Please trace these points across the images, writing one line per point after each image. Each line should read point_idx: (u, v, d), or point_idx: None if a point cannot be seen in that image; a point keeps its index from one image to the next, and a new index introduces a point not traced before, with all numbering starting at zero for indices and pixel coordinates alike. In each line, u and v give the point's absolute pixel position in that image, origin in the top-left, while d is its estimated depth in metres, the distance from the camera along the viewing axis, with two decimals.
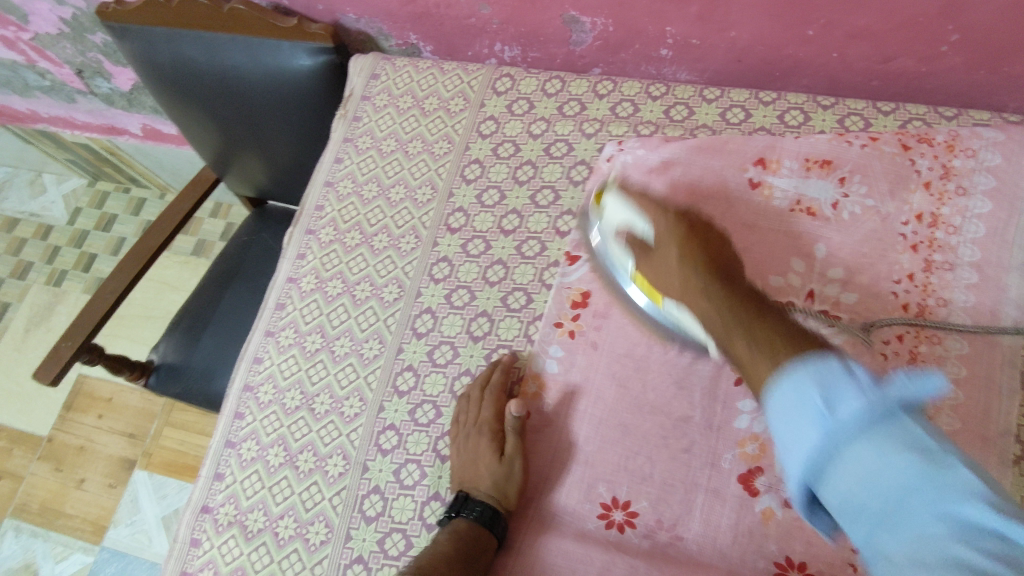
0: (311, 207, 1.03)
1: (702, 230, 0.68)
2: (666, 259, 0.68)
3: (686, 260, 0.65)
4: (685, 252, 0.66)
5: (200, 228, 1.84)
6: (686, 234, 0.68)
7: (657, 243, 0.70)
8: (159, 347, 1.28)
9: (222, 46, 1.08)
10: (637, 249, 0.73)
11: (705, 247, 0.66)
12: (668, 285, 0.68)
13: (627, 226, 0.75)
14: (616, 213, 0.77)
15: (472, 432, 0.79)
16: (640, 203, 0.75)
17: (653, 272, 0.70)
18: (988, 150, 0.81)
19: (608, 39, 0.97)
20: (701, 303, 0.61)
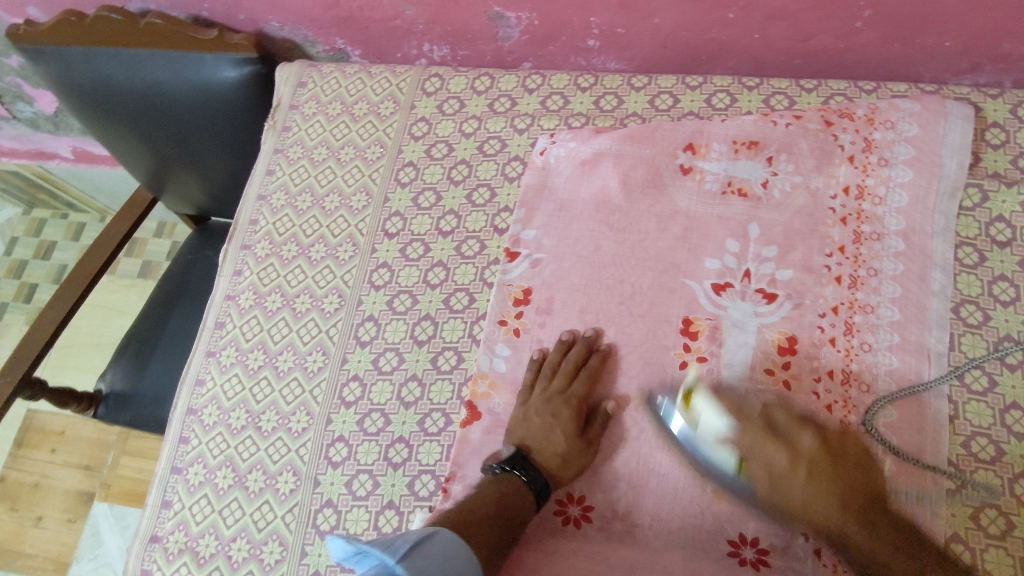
0: (245, 221, 1.01)
1: (841, 457, 0.64)
2: (792, 491, 0.63)
3: (827, 499, 0.62)
4: (819, 487, 0.62)
5: (145, 249, 1.79)
6: (822, 466, 0.63)
7: (773, 473, 0.64)
8: (106, 376, 1.24)
9: (143, 62, 1.05)
10: (746, 466, 0.66)
11: (841, 482, 0.62)
12: (789, 505, 0.64)
13: (730, 439, 0.67)
14: (714, 425, 0.68)
15: (556, 402, 0.77)
16: (747, 416, 0.67)
17: (767, 490, 0.65)
18: (906, 121, 0.83)
19: (535, 33, 0.97)
20: (846, 543, 0.61)
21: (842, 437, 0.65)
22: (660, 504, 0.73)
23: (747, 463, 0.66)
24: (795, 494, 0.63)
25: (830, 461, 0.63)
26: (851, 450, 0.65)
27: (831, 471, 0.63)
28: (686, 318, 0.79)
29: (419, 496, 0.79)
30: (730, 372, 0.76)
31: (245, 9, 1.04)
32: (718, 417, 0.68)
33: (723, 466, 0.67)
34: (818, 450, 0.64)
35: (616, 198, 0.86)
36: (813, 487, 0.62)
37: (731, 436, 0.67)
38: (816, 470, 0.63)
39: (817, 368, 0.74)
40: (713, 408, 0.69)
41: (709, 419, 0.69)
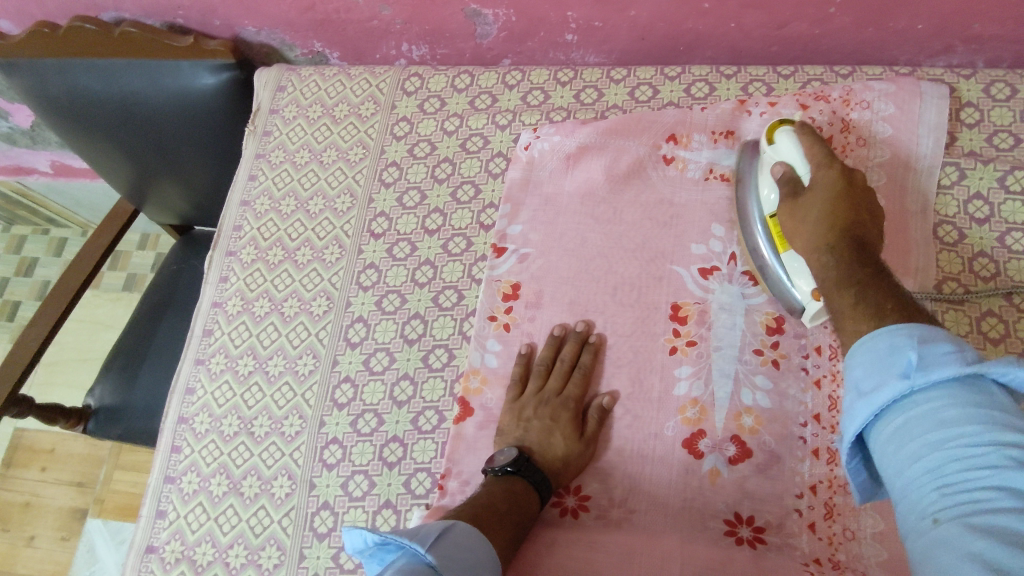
0: (228, 227, 1.00)
1: (867, 207, 0.69)
2: (811, 210, 0.69)
3: (834, 219, 0.67)
4: (834, 210, 0.67)
5: (129, 262, 1.77)
6: (851, 198, 0.68)
7: (809, 188, 0.70)
8: (95, 390, 1.23)
9: (119, 72, 1.04)
10: (786, 188, 0.72)
11: (857, 218, 0.67)
12: (799, 225, 0.69)
13: (789, 165, 0.73)
14: (783, 151, 0.74)
15: (553, 403, 0.77)
16: (815, 148, 0.72)
17: (788, 205, 0.71)
18: (882, 101, 0.84)
19: (513, 29, 0.97)
20: (820, 261, 0.65)
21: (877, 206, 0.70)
22: (656, 489, 0.73)
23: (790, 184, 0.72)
24: (813, 209, 0.69)
25: (858, 199, 0.68)
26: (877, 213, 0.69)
27: (854, 207, 0.67)
28: (674, 304, 0.80)
29: (415, 494, 0.79)
30: (720, 355, 0.77)
31: (220, 15, 1.03)
32: (790, 143, 0.74)
33: (770, 199, 0.75)
34: (854, 187, 0.69)
35: (601, 189, 0.87)
36: (834, 200, 0.68)
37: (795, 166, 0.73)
38: (843, 196, 0.68)
39: (804, 346, 0.76)
40: (789, 139, 0.74)
41: (783, 143, 0.75)
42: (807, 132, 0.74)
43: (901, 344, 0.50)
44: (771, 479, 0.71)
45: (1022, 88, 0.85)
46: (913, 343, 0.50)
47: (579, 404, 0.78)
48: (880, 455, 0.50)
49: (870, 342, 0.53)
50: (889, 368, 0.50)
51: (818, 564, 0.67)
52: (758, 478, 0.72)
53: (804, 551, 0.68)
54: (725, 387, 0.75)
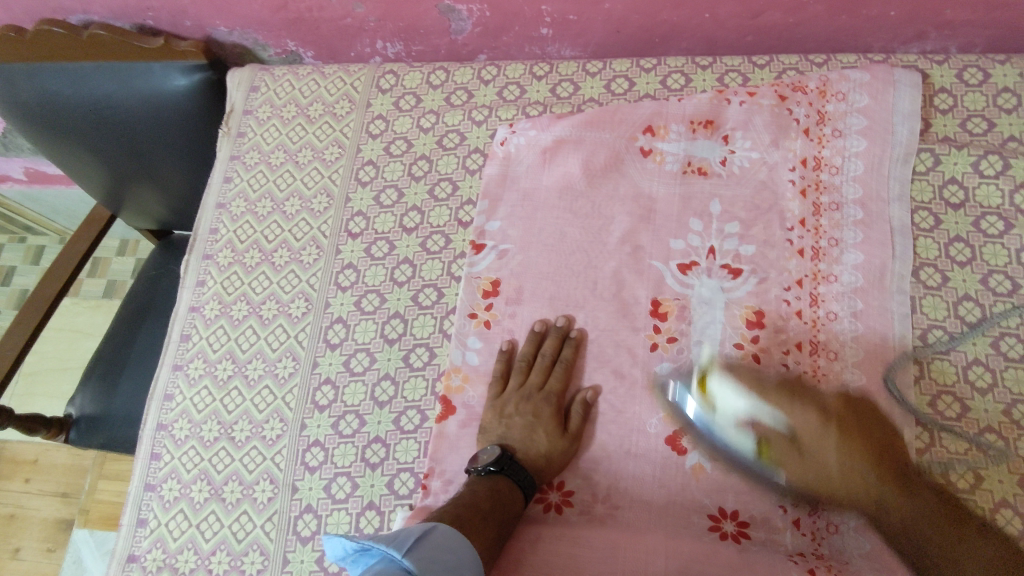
0: (204, 231, 0.99)
1: (854, 412, 0.69)
2: (819, 453, 0.68)
3: (849, 451, 0.67)
4: (841, 442, 0.68)
5: (109, 268, 1.75)
6: (837, 425, 0.68)
7: (801, 447, 0.68)
8: (76, 399, 1.21)
9: (89, 75, 1.03)
10: (770, 433, 0.69)
11: (861, 440, 0.68)
12: (820, 473, 0.67)
13: (750, 415, 0.70)
14: (727, 401, 0.71)
15: (535, 398, 0.77)
16: (763, 390, 0.71)
17: (796, 467, 0.68)
18: (857, 92, 0.84)
19: (487, 24, 0.96)
20: (874, 494, 0.65)
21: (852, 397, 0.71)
22: (639, 483, 0.73)
23: (768, 442, 0.69)
24: (826, 459, 0.67)
25: (842, 413, 0.69)
26: (863, 407, 0.70)
27: (849, 422, 0.69)
28: (655, 299, 0.80)
29: (399, 495, 0.78)
30: (701, 349, 0.77)
31: (191, 15, 1.02)
32: (736, 394, 0.71)
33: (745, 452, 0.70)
34: (829, 404, 0.70)
35: (579, 183, 0.86)
36: (841, 452, 0.67)
37: (755, 418, 0.70)
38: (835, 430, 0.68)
39: (786, 341, 0.75)
40: (732, 391, 0.71)
41: (727, 399, 0.71)
42: (734, 371, 0.72)
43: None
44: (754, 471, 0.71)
45: (994, 72, 0.86)
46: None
47: (561, 399, 0.77)
48: None
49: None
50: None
51: (802, 556, 0.67)
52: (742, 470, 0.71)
53: (788, 545, 0.68)
54: None
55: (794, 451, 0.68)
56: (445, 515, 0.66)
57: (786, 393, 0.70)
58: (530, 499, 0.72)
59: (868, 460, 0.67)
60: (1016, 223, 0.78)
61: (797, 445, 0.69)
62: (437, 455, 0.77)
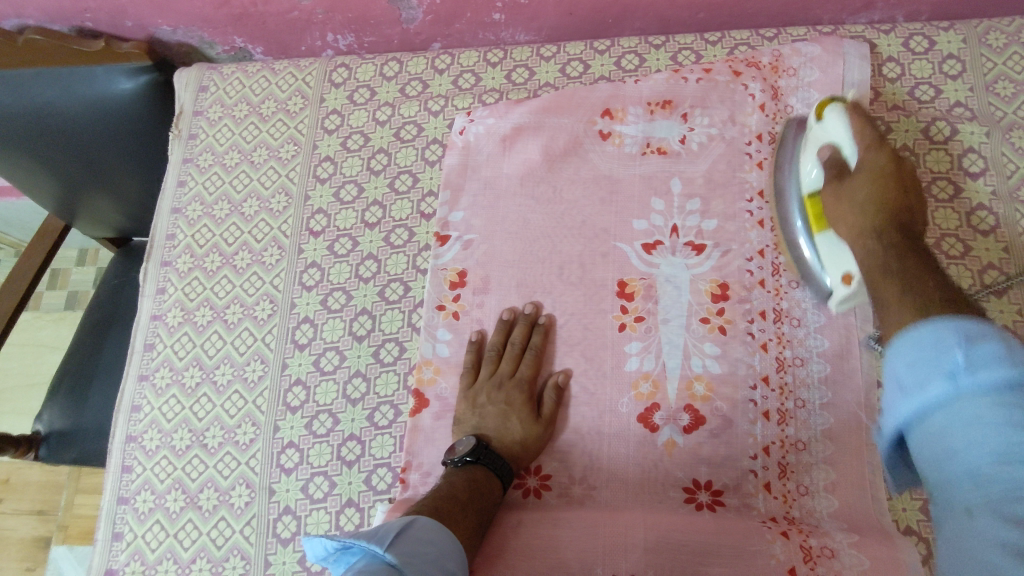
0: (161, 237, 0.97)
1: (912, 198, 0.66)
2: (856, 192, 0.66)
3: (880, 206, 0.64)
4: (877, 198, 0.65)
5: (69, 280, 1.71)
6: (895, 183, 0.66)
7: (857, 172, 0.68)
8: (44, 415, 1.17)
9: (29, 82, 0.99)
10: (829, 170, 0.71)
11: (900, 205, 0.65)
12: (840, 208, 0.68)
13: (834, 146, 0.71)
14: (832, 129, 0.72)
15: (506, 385, 0.77)
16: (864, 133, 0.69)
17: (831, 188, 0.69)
18: (808, 66, 0.85)
19: (438, 12, 0.95)
20: (865, 244, 0.63)
21: (919, 200, 0.66)
22: (614, 463, 0.74)
23: (831, 169, 0.70)
24: (856, 194, 0.66)
25: (906, 185, 0.66)
26: (917, 202, 0.66)
27: (901, 192, 0.66)
28: (621, 281, 0.80)
29: (377, 490, 0.78)
30: (668, 327, 0.78)
31: (131, 15, 0.99)
32: (841, 125, 0.71)
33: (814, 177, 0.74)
34: (904, 174, 0.67)
35: (540, 169, 0.86)
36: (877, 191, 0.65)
37: (839, 146, 0.71)
38: (886, 178, 0.66)
39: (750, 311, 0.77)
40: (840, 121, 0.71)
41: (832, 124, 0.72)
42: (857, 113, 0.71)
43: (946, 340, 0.46)
44: (726, 442, 0.73)
45: (939, 39, 0.87)
46: (960, 334, 0.46)
47: (533, 385, 0.78)
48: (920, 446, 0.46)
49: (912, 330, 0.49)
50: (933, 368, 0.45)
51: (774, 521, 0.69)
52: (712, 443, 0.73)
53: (761, 511, 0.70)
54: (675, 357, 0.76)
55: (835, 187, 0.69)
56: (422, 508, 0.66)
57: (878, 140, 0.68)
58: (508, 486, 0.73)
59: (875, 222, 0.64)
60: (966, 187, 0.79)
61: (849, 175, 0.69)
62: (414, 448, 0.77)
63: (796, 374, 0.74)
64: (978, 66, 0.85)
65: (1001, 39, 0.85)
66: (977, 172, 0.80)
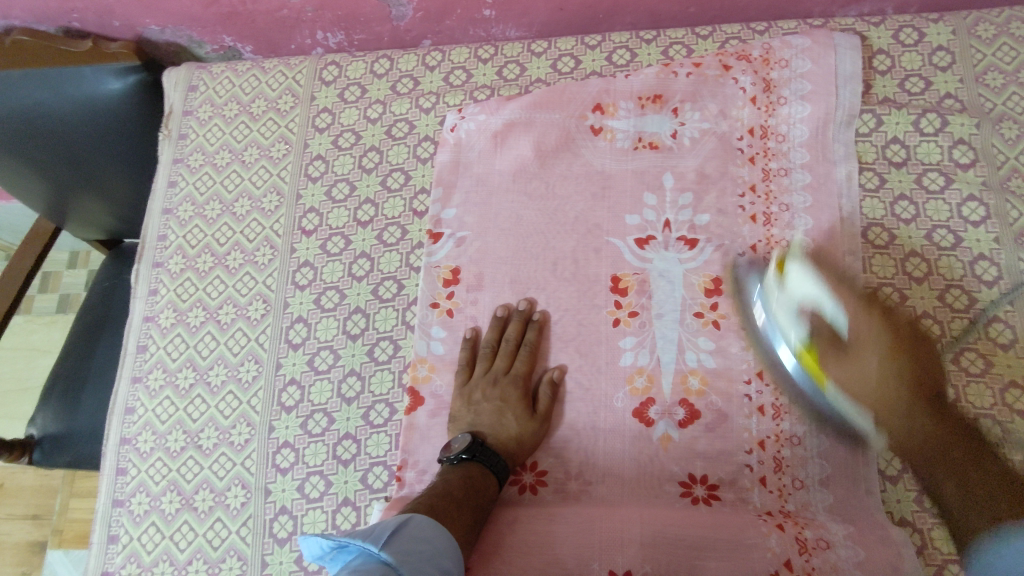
0: (153, 238, 0.97)
1: (914, 351, 0.69)
2: (869, 366, 0.67)
3: (902, 379, 0.66)
4: (892, 363, 0.67)
5: (60, 283, 1.70)
6: (895, 346, 0.68)
7: (862, 375, 0.67)
8: (36, 419, 1.16)
9: (16, 83, 0.98)
10: (821, 334, 0.69)
11: (914, 371, 0.67)
12: (855, 380, 0.67)
13: (812, 305, 0.69)
14: (800, 288, 0.69)
15: (501, 382, 0.77)
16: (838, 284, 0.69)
17: (838, 369, 0.67)
18: (799, 58, 0.84)
19: (428, 9, 0.94)
20: (908, 419, 0.65)
21: (921, 344, 0.70)
22: (610, 458, 0.74)
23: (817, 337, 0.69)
24: (869, 367, 0.67)
25: (904, 339, 0.69)
26: (923, 352, 0.69)
27: (907, 354, 0.68)
28: (615, 276, 0.80)
29: (373, 488, 0.78)
30: (662, 321, 0.78)
31: (119, 15, 0.98)
32: (811, 283, 0.68)
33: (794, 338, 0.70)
34: (896, 327, 0.70)
35: (532, 165, 0.86)
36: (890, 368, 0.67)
37: (817, 306, 0.69)
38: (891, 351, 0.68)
39: (743, 305, 0.77)
40: (808, 281, 0.68)
41: (799, 284, 0.69)
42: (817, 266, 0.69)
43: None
44: (720, 436, 0.73)
45: (928, 31, 0.87)
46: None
47: (528, 381, 0.78)
48: None
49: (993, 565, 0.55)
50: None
51: (770, 514, 0.69)
52: (708, 437, 0.73)
53: (757, 505, 0.70)
54: (670, 352, 0.76)
55: (840, 363, 0.68)
56: (418, 506, 0.66)
57: (866, 305, 0.70)
58: (504, 482, 0.73)
59: (904, 395, 0.66)
60: (956, 177, 0.80)
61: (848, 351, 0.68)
62: (409, 446, 0.77)
63: None
64: (967, 57, 0.85)
65: (990, 31, 0.86)
66: (967, 163, 0.80)
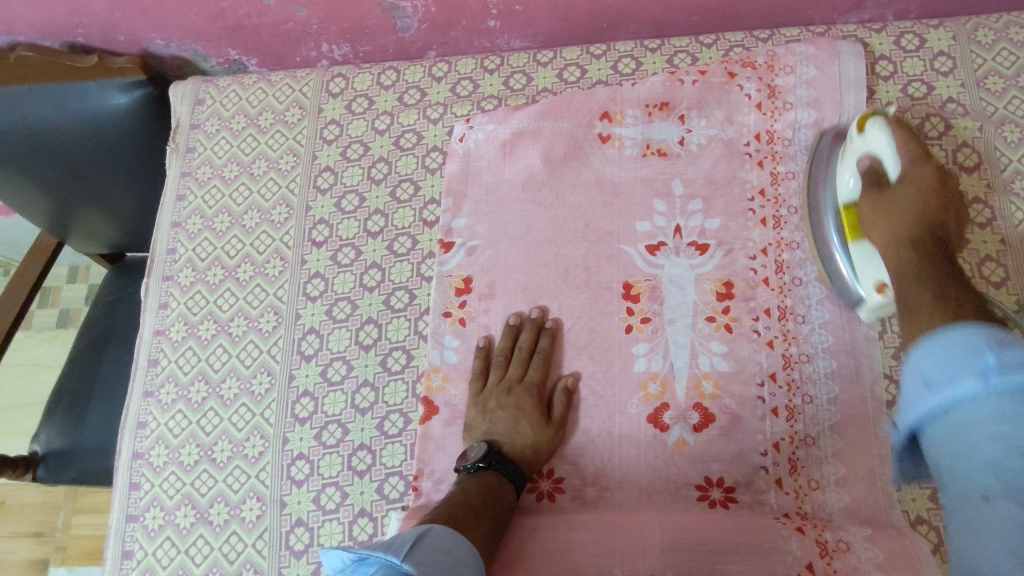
0: (162, 251, 0.97)
1: (946, 203, 0.70)
2: (894, 204, 0.69)
3: (917, 215, 0.67)
4: (920, 208, 0.68)
5: (60, 298, 1.69)
6: (932, 196, 0.69)
7: (891, 204, 0.69)
8: (40, 435, 1.15)
9: (20, 99, 0.98)
10: (870, 178, 0.71)
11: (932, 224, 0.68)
12: (879, 221, 0.69)
13: (876, 158, 0.72)
14: (874, 141, 0.72)
15: (516, 390, 0.77)
16: (908, 143, 0.71)
17: (871, 203, 0.70)
18: (804, 64, 0.85)
19: (434, 20, 0.95)
20: (908, 250, 0.66)
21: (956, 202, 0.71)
22: (626, 463, 0.75)
23: (867, 184, 0.71)
24: (896, 204, 0.69)
25: (944, 196, 0.70)
26: (951, 205, 0.70)
27: (937, 205, 0.69)
28: (626, 283, 0.81)
29: (390, 499, 0.78)
30: (674, 327, 0.78)
31: (124, 30, 0.98)
32: (884, 136, 0.71)
33: (849, 184, 0.74)
34: (945, 186, 0.70)
35: (540, 174, 0.87)
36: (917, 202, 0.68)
37: (879, 159, 0.71)
38: (926, 194, 0.69)
39: (754, 309, 0.78)
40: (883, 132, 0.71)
41: (874, 135, 0.72)
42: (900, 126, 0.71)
43: (975, 344, 0.48)
44: (735, 439, 0.73)
45: (929, 37, 0.89)
46: (989, 338, 0.48)
47: (542, 389, 0.78)
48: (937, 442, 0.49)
49: (938, 337, 0.52)
50: (965, 365, 0.48)
51: (787, 517, 0.70)
52: (723, 440, 0.74)
53: (774, 507, 0.71)
54: (683, 357, 0.77)
55: (875, 198, 0.70)
56: (437, 515, 0.66)
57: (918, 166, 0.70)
58: (522, 488, 0.73)
59: (915, 231, 0.66)
60: (961, 181, 0.81)
61: (886, 190, 0.70)
62: (425, 456, 0.77)
63: (802, 371, 0.75)
64: (967, 62, 0.87)
65: (989, 36, 0.87)
66: (971, 166, 0.81)
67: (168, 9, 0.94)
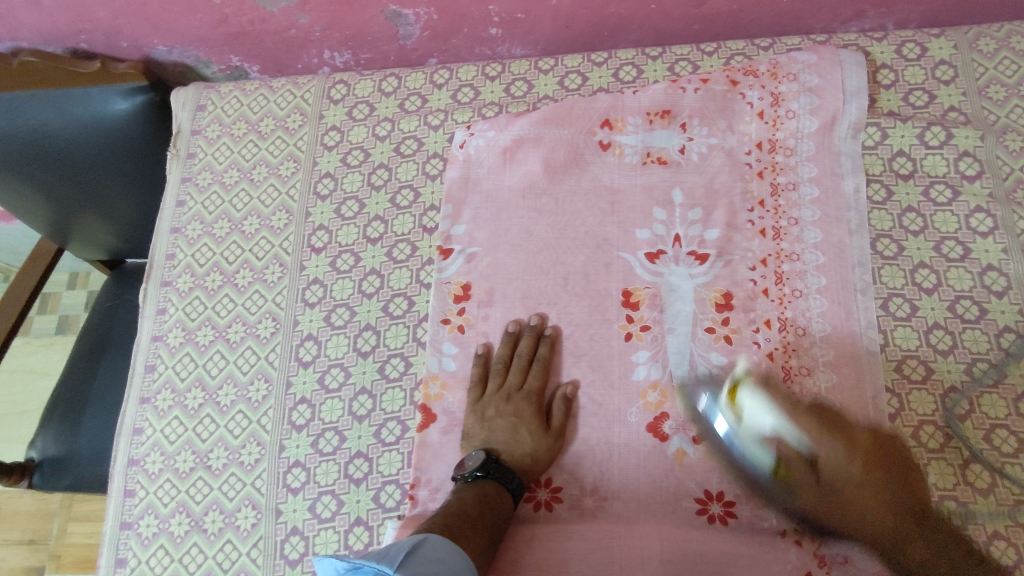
0: (161, 257, 0.96)
1: (884, 451, 0.66)
2: (837, 493, 0.65)
3: (867, 495, 0.64)
4: (865, 480, 0.65)
5: (59, 304, 1.68)
6: (865, 457, 0.66)
7: (832, 495, 0.66)
8: (35, 441, 1.14)
9: (23, 105, 0.98)
10: (788, 463, 0.68)
11: (887, 480, 0.65)
12: (834, 510, 0.66)
13: (773, 434, 0.68)
14: (755, 417, 0.69)
15: (514, 398, 0.77)
16: (787, 406, 0.68)
17: (812, 497, 0.66)
18: (806, 72, 0.85)
19: (436, 28, 0.95)
20: (902, 545, 0.63)
21: (892, 442, 0.68)
22: (625, 473, 0.74)
23: (785, 463, 0.68)
24: (841, 496, 0.65)
25: (873, 441, 0.67)
26: (891, 444, 0.67)
27: (879, 458, 0.66)
28: (626, 290, 0.81)
29: (386, 508, 0.77)
30: (674, 336, 0.78)
31: (127, 36, 0.99)
32: (764, 411, 0.68)
33: (762, 465, 0.69)
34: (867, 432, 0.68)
35: (541, 181, 0.87)
36: (863, 473, 0.65)
37: (778, 434, 0.68)
38: (861, 463, 0.65)
39: (754, 319, 0.77)
40: (759, 404, 0.69)
41: (753, 414, 0.69)
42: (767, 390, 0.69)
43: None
44: None
45: (930, 46, 0.89)
46: None
47: (541, 397, 0.77)
48: None
49: None
50: None
51: (788, 529, 0.69)
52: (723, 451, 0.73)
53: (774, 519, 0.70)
54: (683, 366, 0.76)
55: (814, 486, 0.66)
56: (433, 524, 0.65)
57: (819, 423, 0.67)
58: (520, 496, 0.73)
59: (889, 507, 0.64)
60: (963, 189, 0.80)
61: (820, 475, 0.66)
62: (422, 464, 0.76)
63: (803, 385, 0.73)
64: (969, 71, 0.86)
65: (991, 45, 0.87)
66: (973, 175, 0.81)
67: (173, 15, 0.94)
